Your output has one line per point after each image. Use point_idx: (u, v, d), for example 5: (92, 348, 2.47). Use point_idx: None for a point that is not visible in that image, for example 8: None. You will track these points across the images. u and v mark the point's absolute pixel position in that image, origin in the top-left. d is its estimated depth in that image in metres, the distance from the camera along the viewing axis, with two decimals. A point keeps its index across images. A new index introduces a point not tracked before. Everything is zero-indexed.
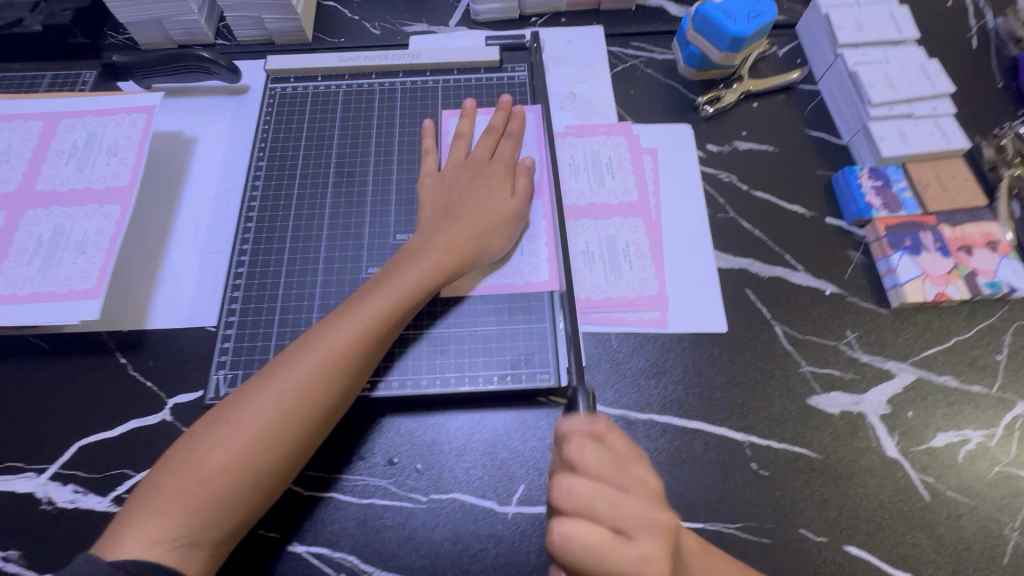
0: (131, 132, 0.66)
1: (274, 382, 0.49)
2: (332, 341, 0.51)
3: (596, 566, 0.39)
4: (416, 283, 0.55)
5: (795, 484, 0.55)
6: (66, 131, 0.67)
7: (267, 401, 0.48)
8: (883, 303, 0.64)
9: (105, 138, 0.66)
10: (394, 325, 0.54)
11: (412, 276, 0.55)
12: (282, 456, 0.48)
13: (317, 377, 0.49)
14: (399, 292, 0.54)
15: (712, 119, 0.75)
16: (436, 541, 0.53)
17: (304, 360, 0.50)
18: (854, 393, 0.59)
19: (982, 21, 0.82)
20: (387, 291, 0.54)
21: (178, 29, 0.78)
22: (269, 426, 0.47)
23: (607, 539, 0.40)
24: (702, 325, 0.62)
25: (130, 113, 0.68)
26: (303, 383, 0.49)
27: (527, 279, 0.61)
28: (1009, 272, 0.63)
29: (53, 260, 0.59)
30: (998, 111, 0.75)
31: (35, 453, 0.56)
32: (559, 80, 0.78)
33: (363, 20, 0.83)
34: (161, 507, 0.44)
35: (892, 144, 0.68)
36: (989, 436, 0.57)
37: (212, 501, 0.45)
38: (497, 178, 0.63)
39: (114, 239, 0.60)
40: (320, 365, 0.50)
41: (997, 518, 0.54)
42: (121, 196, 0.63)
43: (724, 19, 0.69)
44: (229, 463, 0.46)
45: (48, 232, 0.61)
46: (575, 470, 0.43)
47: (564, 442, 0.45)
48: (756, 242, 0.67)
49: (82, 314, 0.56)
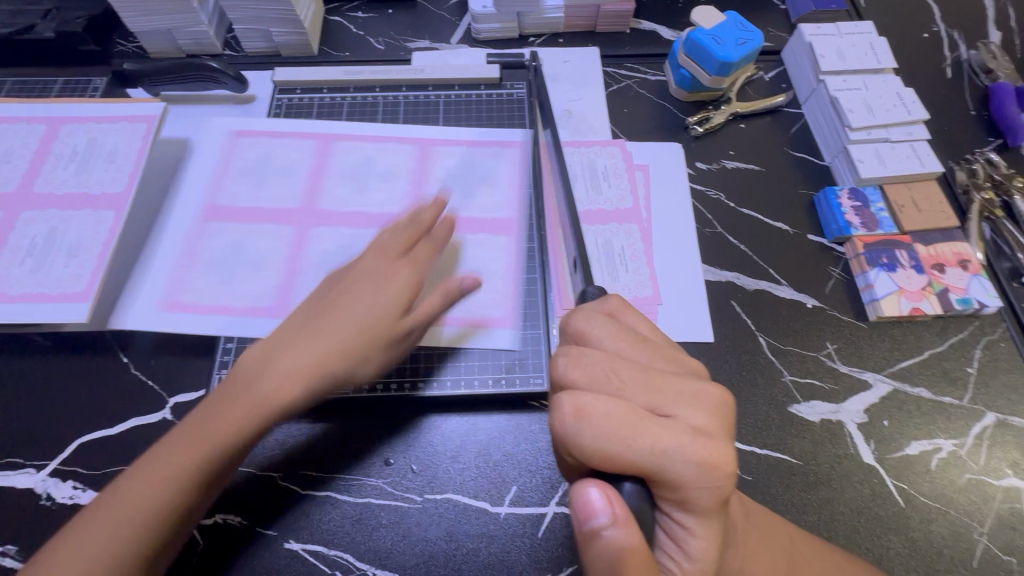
0: (301, 157, 0.70)
1: (126, 485, 0.44)
2: (212, 427, 0.46)
3: (619, 444, 0.35)
4: (252, 403, 0.48)
5: (777, 489, 0.57)
6: (375, 166, 0.70)
7: (112, 510, 0.43)
8: (861, 317, 0.67)
9: (393, 163, 0.70)
10: (269, 420, 0.48)
11: (240, 401, 0.47)
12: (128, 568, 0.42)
13: (155, 498, 0.43)
14: (233, 412, 0.47)
15: (702, 138, 0.79)
16: (430, 540, 0.54)
17: (175, 452, 0.45)
18: (833, 402, 0.62)
19: (956, 53, 0.87)
20: (226, 407, 0.47)
21: (188, 40, 0.80)
22: (105, 536, 0.42)
23: (633, 413, 0.36)
24: (689, 335, 0.65)
25: (300, 139, 0.72)
26: (160, 484, 0.44)
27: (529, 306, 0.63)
28: (979, 289, 0.66)
29: (45, 262, 0.60)
30: (969, 138, 0.79)
31: (36, 450, 0.57)
32: (556, 97, 0.81)
33: (367, 36, 0.86)
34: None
35: (870, 166, 0.71)
36: (959, 445, 0.60)
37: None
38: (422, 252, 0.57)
39: (106, 244, 0.61)
40: (177, 476, 0.44)
41: (966, 522, 0.56)
42: (116, 201, 0.64)
43: (712, 45, 0.73)
44: (81, 555, 0.41)
45: (225, 246, 0.65)
46: (586, 343, 0.42)
47: (574, 317, 0.44)
48: (741, 256, 0.70)
49: (71, 317, 0.57)
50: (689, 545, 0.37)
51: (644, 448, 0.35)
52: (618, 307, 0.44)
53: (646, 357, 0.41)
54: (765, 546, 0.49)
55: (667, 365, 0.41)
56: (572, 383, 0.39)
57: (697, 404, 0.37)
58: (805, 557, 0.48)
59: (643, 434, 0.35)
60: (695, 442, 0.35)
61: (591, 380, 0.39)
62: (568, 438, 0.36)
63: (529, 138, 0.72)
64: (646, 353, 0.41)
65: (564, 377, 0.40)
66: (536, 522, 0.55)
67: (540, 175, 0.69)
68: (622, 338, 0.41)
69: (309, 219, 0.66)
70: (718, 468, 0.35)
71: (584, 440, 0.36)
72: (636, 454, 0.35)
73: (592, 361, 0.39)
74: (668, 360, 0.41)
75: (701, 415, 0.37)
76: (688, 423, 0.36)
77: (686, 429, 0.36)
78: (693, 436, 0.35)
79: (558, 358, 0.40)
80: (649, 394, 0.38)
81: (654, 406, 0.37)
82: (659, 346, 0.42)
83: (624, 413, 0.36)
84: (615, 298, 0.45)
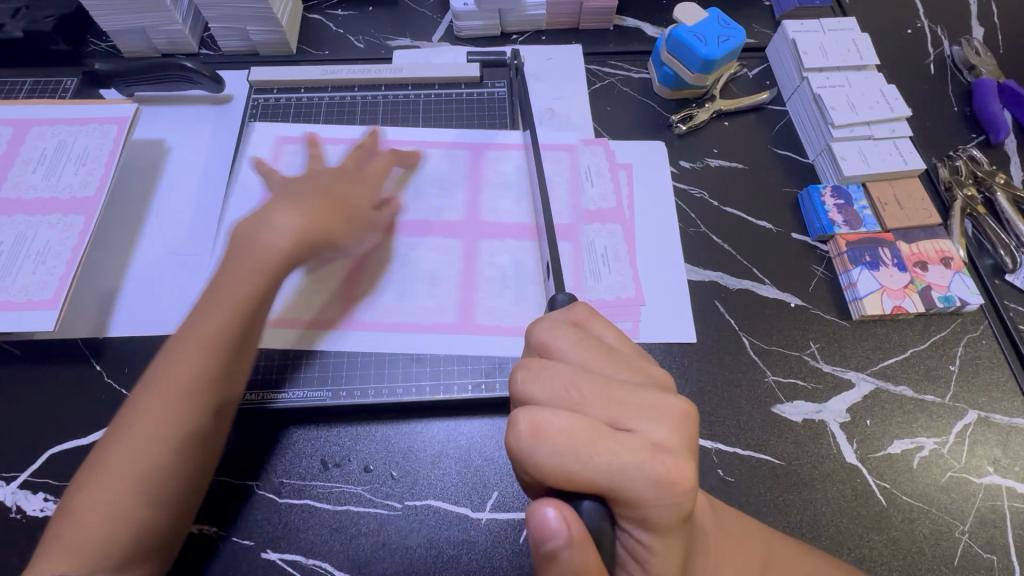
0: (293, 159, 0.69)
1: (128, 428, 0.47)
2: (186, 356, 0.49)
3: (573, 461, 0.34)
4: (226, 319, 0.51)
5: (759, 490, 0.57)
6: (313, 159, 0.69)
7: (120, 454, 0.46)
8: (844, 315, 0.67)
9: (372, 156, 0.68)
10: (245, 330, 0.52)
11: (212, 324, 0.51)
12: (163, 498, 0.46)
13: (162, 428, 0.47)
14: (207, 332, 0.50)
15: (685, 137, 0.78)
16: (410, 547, 0.54)
17: (160, 381, 0.48)
18: (816, 402, 0.61)
19: (939, 49, 0.87)
20: (197, 334, 0.50)
21: (162, 39, 0.79)
22: (127, 476, 0.45)
23: (588, 430, 0.35)
24: (672, 335, 0.64)
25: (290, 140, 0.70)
26: (161, 416, 0.47)
27: (501, 316, 0.61)
28: (961, 287, 0.66)
29: (12, 268, 0.59)
30: (952, 134, 0.79)
31: (6, 461, 0.56)
32: (539, 96, 0.80)
33: (348, 34, 0.85)
34: (56, 552, 0.43)
35: (853, 164, 0.71)
36: (941, 443, 0.60)
37: (112, 543, 0.44)
38: (359, 183, 0.63)
39: (76, 249, 0.60)
40: (173, 403, 0.48)
41: (948, 521, 0.56)
42: (87, 205, 0.62)
43: (695, 42, 0.72)
44: (110, 497, 0.45)
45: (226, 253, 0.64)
46: (554, 353, 0.41)
47: (539, 325, 0.43)
48: (724, 255, 0.70)
49: (38, 325, 0.56)
50: (664, 554, 0.37)
51: (602, 466, 0.34)
52: (585, 315, 0.44)
53: (611, 369, 0.40)
54: (746, 551, 0.48)
55: (633, 376, 0.40)
56: (530, 397, 0.39)
57: (657, 419, 0.36)
58: (784, 559, 0.48)
59: (599, 450, 0.35)
60: (652, 461, 0.35)
61: (550, 395, 0.38)
62: (523, 455, 0.36)
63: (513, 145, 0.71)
64: (612, 365, 0.40)
65: (522, 392, 0.39)
66: (517, 527, 0.54)
67: (524, 188, 0.69)
68: (586, 349, 0.40)
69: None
70: (679, 486, 0.35)
71: (539, 458, 0.35)
72: (591, 470, 0.34)
73: (550, 376, 0.39)
74: (635, 370, 0.40)
75: (662, 430, 0.36)
76: (648, 438, 0.36)
77: (645, 446, 0.35)
78: (652, 453, 0.35)
79: (517, 372, 0.40)
80: (610, 408, 0.37)
81: (614, 420, 0.37)
82: (626, 356, 0.41)
83: (580, 429, 0.35)
84: (581, 305, 0.44)
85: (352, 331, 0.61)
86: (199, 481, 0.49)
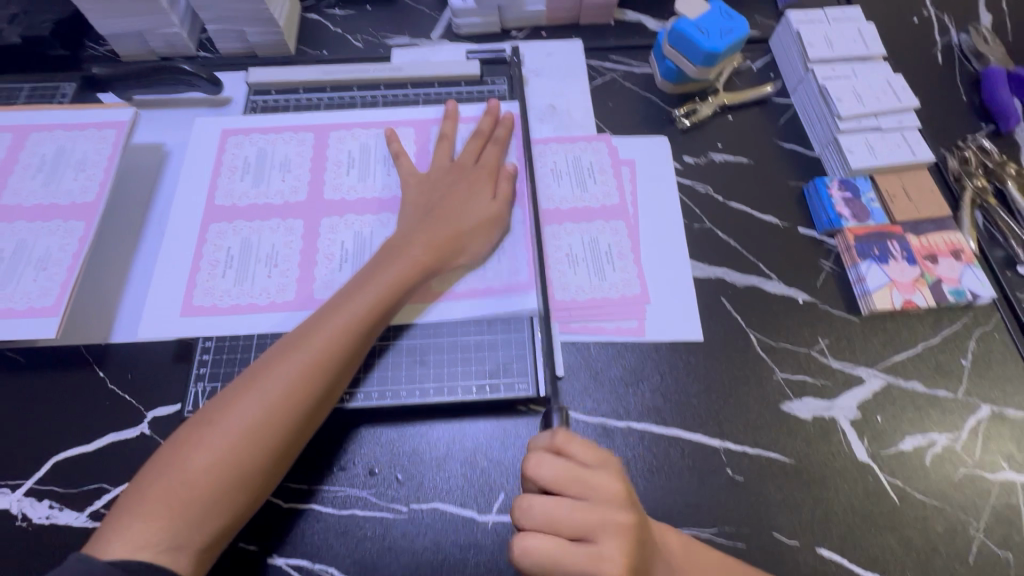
0: (302, 150, 0.69)
1: (247, 396, 0.48)
2: (315, 341, 0.51)
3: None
4: (354, 318, 0.53)
5: (769, 490, 0.56)
6: (304, 142, 0.70)
7: (232, 421, 0.47)
8: (854, 310, 0.65)
9: (379, 151, 0.69)
10: (373, 327, 0.54)
11: (344, 314, 0.53)
12: (259, 473, 0.47)
13: (279, 406, 0.48)
14: (344, 323, 0.52)
15: (689, 131, 0.77)
16: (417, 550, 0.53)
17: (290, 360, 0.50)
18: (826, 399, 0.60)
19: (947, 37, 0.85)
20: (333, 321, 0.52)
21: (160, 42, 0.78)
22: (236, 445, 0.46)
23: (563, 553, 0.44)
24: (678, 334, 0.63)
25: (297, 131, 0.70)
26: (284, 394, 0.49)
27: (507, 282, 0.61)
28: (972, 280, 0.65)
29: (13, 276, 0.59)
30: (960, 124, 0.78)
31: (11, 469, 0.56)
32: (539, 93, 0.79)
33: (346, 33, 0.84)
34: (147, 509, 0.44)
35: (860, 156, 0.70)
36: (954, 439, 0.59)
37: (208, 508, 0.45)
38: (477, 184, 0.63)
39: (77, 254, 0.60)
40: (298, 384, 0.49)
41: (962, 518, 0.55)
42: (87, 211, 0.62)
43: (698, 35, 0.71)
44: (214, 466, 0.46)
45: (237, 245, 0.63)
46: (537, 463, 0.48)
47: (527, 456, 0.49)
48: (730, 251, 0.69)
49: (39, 333, 0.56)
50: None
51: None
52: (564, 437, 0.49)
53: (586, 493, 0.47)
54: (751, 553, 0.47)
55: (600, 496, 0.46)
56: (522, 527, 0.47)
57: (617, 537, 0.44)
58: None
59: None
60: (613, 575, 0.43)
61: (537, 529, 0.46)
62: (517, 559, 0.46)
63: (511, 116, 0.69)
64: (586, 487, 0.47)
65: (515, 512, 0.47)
66: None
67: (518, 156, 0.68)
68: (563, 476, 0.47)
69: (320, 211, 0.65)
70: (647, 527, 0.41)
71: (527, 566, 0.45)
72: None
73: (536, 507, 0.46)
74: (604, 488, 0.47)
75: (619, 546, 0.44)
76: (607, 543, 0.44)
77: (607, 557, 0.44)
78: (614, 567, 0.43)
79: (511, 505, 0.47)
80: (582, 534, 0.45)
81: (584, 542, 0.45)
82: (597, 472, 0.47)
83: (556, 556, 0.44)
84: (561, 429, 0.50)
85: (441, 301, 0.61)
86: (289, 463, 0.50)
